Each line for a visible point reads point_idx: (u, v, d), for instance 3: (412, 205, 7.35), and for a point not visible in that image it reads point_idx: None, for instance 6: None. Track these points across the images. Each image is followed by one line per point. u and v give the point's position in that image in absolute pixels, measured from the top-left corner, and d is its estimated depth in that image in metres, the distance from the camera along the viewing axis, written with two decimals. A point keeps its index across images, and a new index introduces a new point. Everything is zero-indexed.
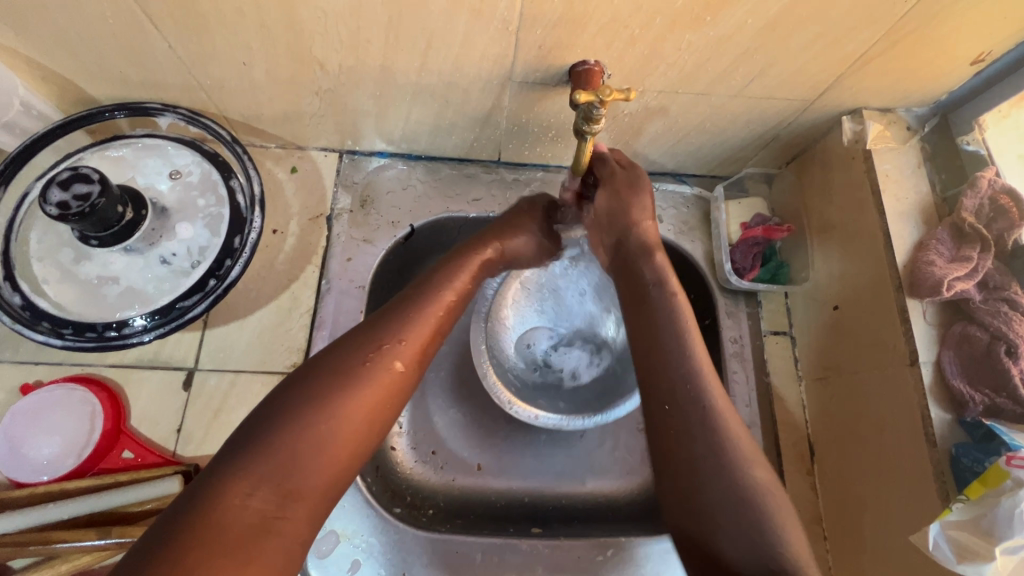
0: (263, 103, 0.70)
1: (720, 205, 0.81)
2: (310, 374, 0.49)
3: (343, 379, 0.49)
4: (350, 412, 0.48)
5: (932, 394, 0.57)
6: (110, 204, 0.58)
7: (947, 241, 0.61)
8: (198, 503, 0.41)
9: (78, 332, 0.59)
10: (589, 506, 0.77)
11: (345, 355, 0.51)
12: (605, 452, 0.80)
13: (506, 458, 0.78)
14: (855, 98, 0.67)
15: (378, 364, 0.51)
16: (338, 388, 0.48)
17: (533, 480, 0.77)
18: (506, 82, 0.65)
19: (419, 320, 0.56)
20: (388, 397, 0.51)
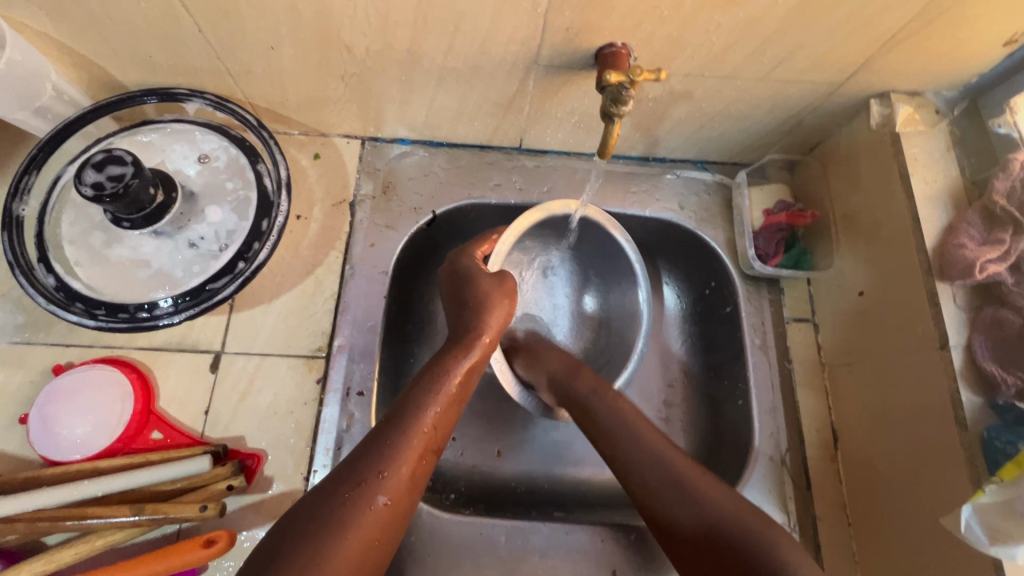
0: (289, 88, 0.70)
1: (742, 191, 0.81)
2: (299, 518, 0.46)
3: (340, 513, 0.46)
4: (342, 557, 0.44)
5: (961, 376, 0.57)
6: (143, 186, 0.58)
7: (978, 224, 0.60)
8: None
9: (111, 312, 0.60)
10: (610, 492, 0.77)
11: (330, 492, 0.47)
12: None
13: (526, 444, 0.79)
14: (883, 81, 0.67)
15: (369, 495, 0.48)
16: (336, 520, 0.46)
17: (553, 467, 0.78)
18: (532, 66, 0.65)
19: (409, 439, 0.52)
20: (390, 518, 0.49)
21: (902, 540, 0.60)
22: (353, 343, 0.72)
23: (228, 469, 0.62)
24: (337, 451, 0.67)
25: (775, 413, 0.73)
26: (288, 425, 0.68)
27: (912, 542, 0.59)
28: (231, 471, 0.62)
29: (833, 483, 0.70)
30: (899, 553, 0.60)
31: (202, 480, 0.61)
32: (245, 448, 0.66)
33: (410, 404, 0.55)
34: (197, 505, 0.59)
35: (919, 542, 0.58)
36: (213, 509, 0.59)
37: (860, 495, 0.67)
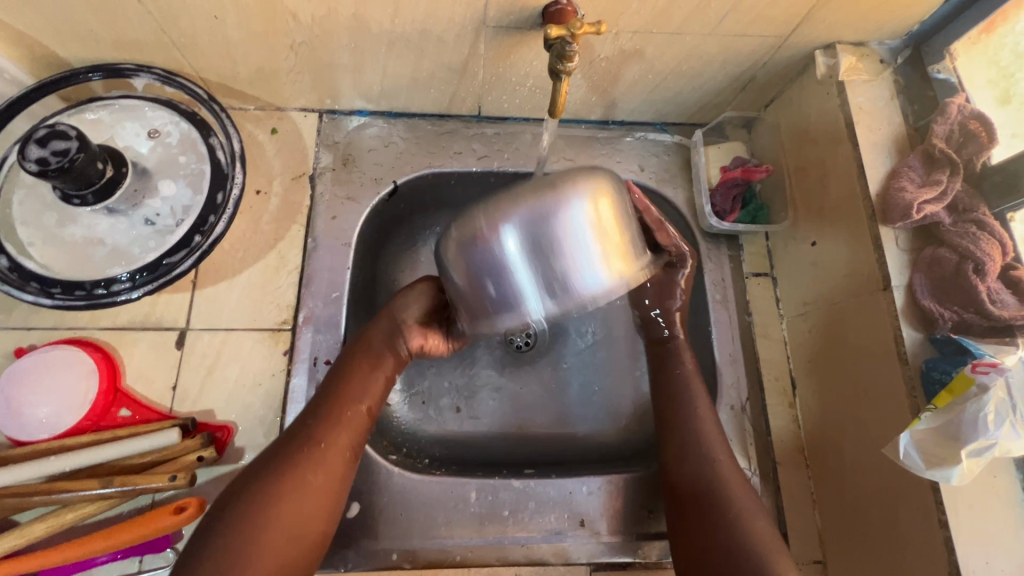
0: (238, 59, 0.69)
1: (699, 149, 0.82)
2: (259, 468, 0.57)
3: (261, 501, 0.54)
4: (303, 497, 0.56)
5: (903, 315, 0.59)
6: (89, 161, 0.58)
7: (918, 168, 0.62)
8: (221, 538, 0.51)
9: (67, 290, 0.60)
10: (581, 449, 0.79)
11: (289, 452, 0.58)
12: (596, 398, 0.82)
13: (498, 407, 0.80)
14: (827, 34, 0.68)
15: (315, 441, 0.59)
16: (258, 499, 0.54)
17: (526, 427, 0.80)
18: (481, 27, 0.65)
19: (345, 398, 0.62)
20: (327, 474, 0.58)
21: (854, 475, 0.63)
22: (318, 315, 0.72)
23: (198, 441, 0.63)
24: None
25: (735, 363, 0.75)
26: (257, 397, 0.68)
27: (863, 476, 0.62)
28: (201, 443, 0.63)
29: (793, 427, 0.73)
30: (852, 489, 0.63)
31: (172, 453, 0.62)
32: (215, 420, 0.67)
33: (320, 405, 0.61)
34: (166, 475, 0.59)
35: (869, 475, 0.61)
36: (182, 478, 0.59)
37: (816, 436, 0.70)
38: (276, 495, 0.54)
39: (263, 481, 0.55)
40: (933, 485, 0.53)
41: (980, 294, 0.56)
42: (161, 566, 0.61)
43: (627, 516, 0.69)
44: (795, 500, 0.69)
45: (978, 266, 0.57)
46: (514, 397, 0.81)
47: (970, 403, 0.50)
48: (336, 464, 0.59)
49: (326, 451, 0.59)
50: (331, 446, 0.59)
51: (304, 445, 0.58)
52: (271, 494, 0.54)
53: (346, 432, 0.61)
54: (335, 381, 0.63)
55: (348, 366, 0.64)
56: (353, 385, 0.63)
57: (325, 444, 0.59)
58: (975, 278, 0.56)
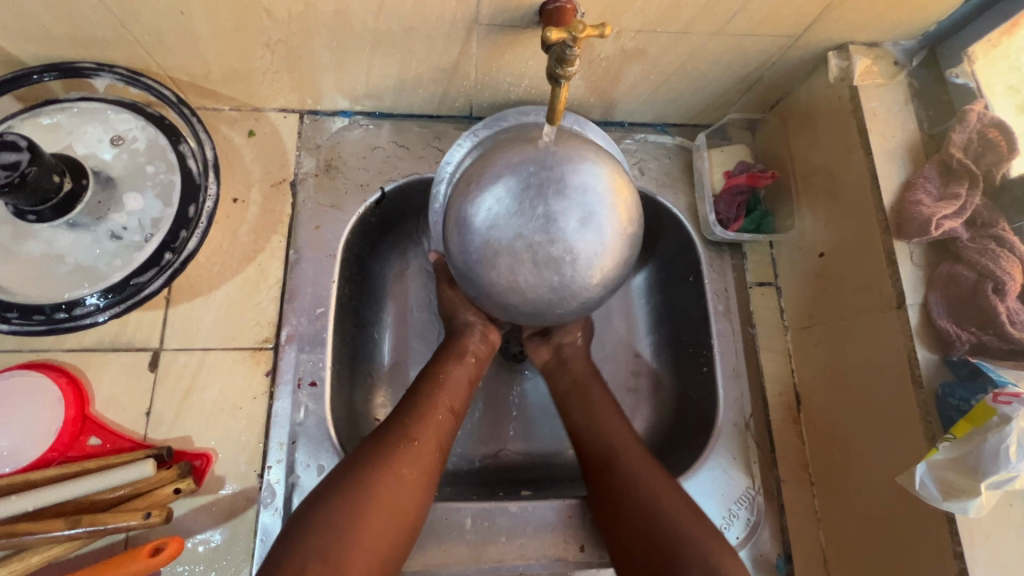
0: (209, 58, 0.64)
1: (702, 153, 0.78)
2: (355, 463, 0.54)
3: (358, 500, 0.50)
4: (397, 490, 0.52)
5: (918, 336, 0.56)
6: (44, 173, 0.53)
7: (934, 179, 0.59)
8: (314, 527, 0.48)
9: (25, 315, 0.56)
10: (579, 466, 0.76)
11: (383, 444, 0.55)
12: None
13: (493, 423, 0.77)
14: (840, 34, 0.64)
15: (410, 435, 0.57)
16: (350, 495, 0.50)
17: (522, 444, 0.77)
18: (473, 25, 0.60)
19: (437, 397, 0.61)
20: (418, 472, 0.55)
21: (863, 498, 0.61)
22: (302, 332, 0.68)
23: (175, 471, 0.59)
24: (291, 444, 0.64)
25: (738, 377, 0.73)
26: (239, 421, 0.64)
27: (871, 489, 0.60)
28: (178, 473, 0.59)
29: (797, 444, 0.70)
30: (858, 508, 0.61)
31: (146, 486, 0.57)
32: (192, 448, 0.63)
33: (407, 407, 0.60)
34: (140, 513, 0.55)
35: (878, 496, 0.59)
36: (157, 515, 0.55)
37: (821, 453, 0.68)
38: (372, 488, 0.51)
39: (364, 475, 0.52)
40: (949, 518, 0.51)
41: (999, 316, 0.53)
42: None
43: None
44: (800, 519, 0.67)
45: (998, 286, 0.54)
46: (510, 412, 0.78)
47: (991, 435, 0.48)
48: (427, 463, 0.56)
49: (421, 445, 0.57)
50: (423, 443, 0.57)
51: (389, 440, 0.56)
52: (371, 484, 0.52)
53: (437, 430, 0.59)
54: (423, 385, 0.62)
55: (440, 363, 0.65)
56: (438, 386, 0.63)
57: (419, 440, 0.57)
58: (994, 299, 0.54)
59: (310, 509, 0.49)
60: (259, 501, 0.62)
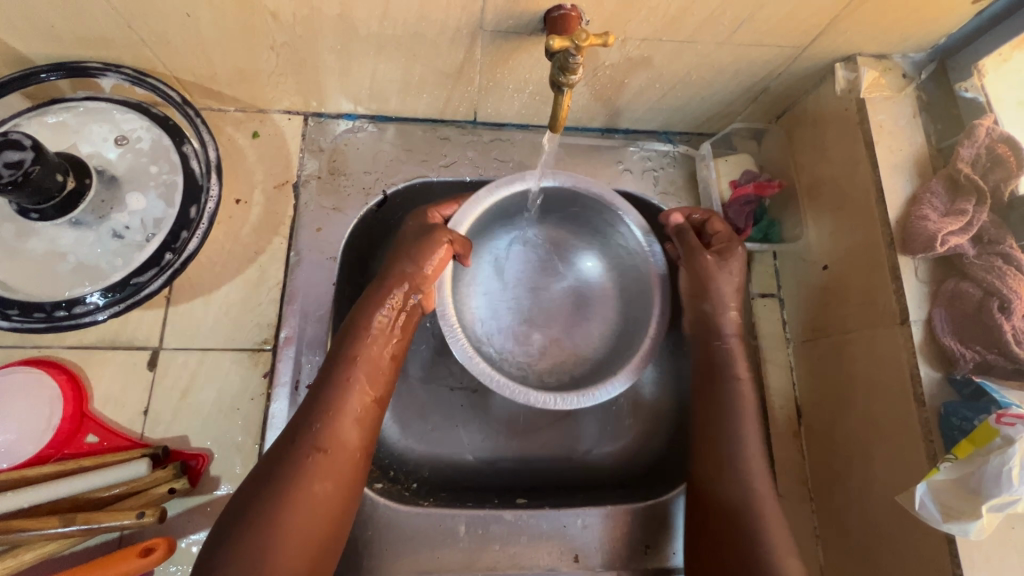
0: (214, 59, 0.64)
1: (709, 162, 0.78)
2: (264, 478, 0.52)
3: (280, 506, 0.50)
4: (309, 506, 0.51)
5: (921, 352, 0.56)
6: (47, 172, 0.53)
7: (941, 194, 0.58)
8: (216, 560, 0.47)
9: (26, 312, 0.56)
10: (576, 475, 0.76)
11: (291, 449, 0.53)
12: (594, 421, 0.78)
13: (490, 430, 0.76)
14: (846, 48, 0.64)
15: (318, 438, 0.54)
16: (268, 506, 0.50)
17: (520, 451, 0.76)
18: (477, 31, 0.60)
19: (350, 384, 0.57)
20: (347, 464, 0.54)
21: (863, 519, 0.60)
22: (300, 334, 0.68)
23: (170, 471, 0.59)
24: None
25: None
26: (235, 422, 0.64)
27: (875, 519, 0.59)
28: (173, 474, 0.59)
29: (797, 459, 0.70)
30: (856, 529, 0.61)
31: (141, 485, 0.58)
32: (188, 448, 0.63)
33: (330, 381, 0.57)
34: (134, 512, 0.55)
35: (874, 510, 0.59)
36: (151, 515, 0.55)
37: (822, 467, 0.67)
38: (283, 505, 0.50)
39: (258, 513, 0.49)
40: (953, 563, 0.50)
41: (1005, 335, 0.52)
42: None
43: (622, 551, 0.65)
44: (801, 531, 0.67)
45: (1003, 304, 0.53)
46: (509, 418, 0.77)
47: (994, 456, 0.47)
48: (355, 452, 0.55)
49: (348, 433, 0.55)
50: (336, 448, 0.54)
51: (310, 434, 0.54)
52: (276, 504, 0.50)
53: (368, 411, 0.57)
54: (341, 355, 0.58)
55: (360, 330, 0.59)
56: (362, 360, 0.58)
57: (329, 443, 0.54)
58: (1000, 317, 0.53)
59: (232, 518, 0.49)
60: None
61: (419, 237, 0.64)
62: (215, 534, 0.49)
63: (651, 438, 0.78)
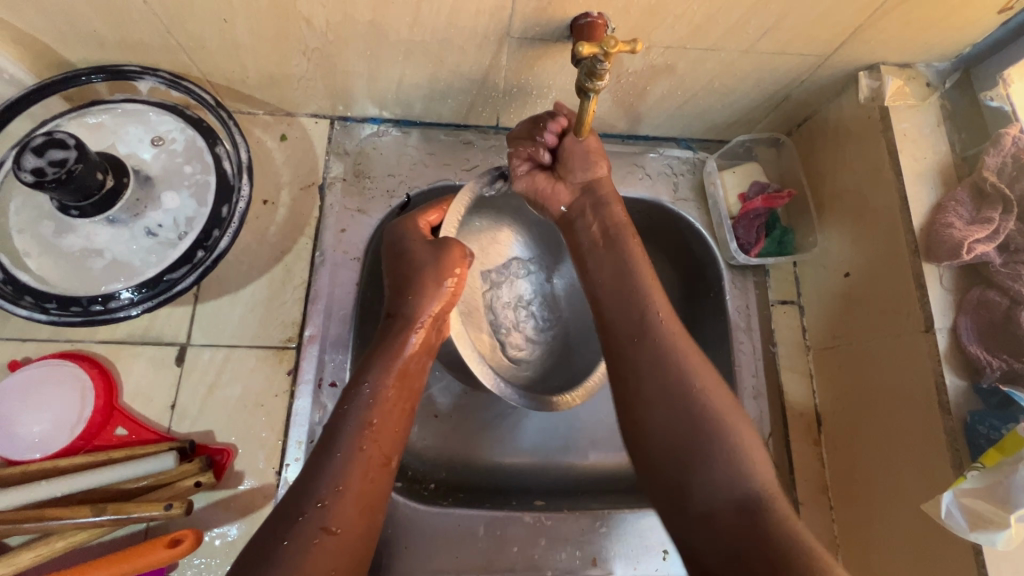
0: (248, 64, 0.66)
1: (715, 178, 0.78)
2: (276, 532, 0.48)
3: (297, 570, 0.45)
4: (325, 558, 0.47)
5: (946, 360, 0.55)
6: (89, 170, 0.55)
7: (966, 203, 0.58)
8: None
9: (63, 306, 0.57)
10: (593, 479, 0.76)
11: (303, 494, 0.50)
12: (612, 425, 0.78)
13: (507, 434, 0.77)
14: (869, 56, 0.64)
15: (327, 488, 0.50)
16: (282, 566, 0.45)
17: (537, 454, 0.76)
18: (504, 38, 0.61)
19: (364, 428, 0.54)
20: (363, 516, 0.51)
21: (884, 528, 0.60)
22: (324, 333, 0.69)
23: (196, 464, 0.60)
24: (309, 443, 0.65)
25: (758, 396, 0.72)
26: (260, 418, 0.65)
27: None
28: (199, 467, 0.60)
29: (817, 467, 0.70)
30: (878, 539, 0.60)
31: (169, 478, 0.59)
32: (213, 443, 0.64)
33: (345, 426, 0.53)
34: (162, 503, 0.56)
35: (902, 548, 0.58)
36: (178, 507, 0.56)
37: (842, 477, 0.67)
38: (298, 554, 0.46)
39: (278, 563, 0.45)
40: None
41: None
42: None
43: (639, 556, 0.65)
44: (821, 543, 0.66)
45: None
46: (526, 421, 0.77)
47: (1022, 465, 0.47)
48: (368, 503, 0.52)
49: (367, 485, 0.52)
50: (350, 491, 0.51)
51: (326, 485, 0.50)
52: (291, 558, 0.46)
53: (384, 457, 0.54)
54: (357, 395, 0.55)
55: (377, 373, 0.57)
56: (381, 405, 0.55)
57: (344, 483, 0.51)
58: None
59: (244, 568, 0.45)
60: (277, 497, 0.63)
61: (433, 263, 0.61)
62: None
63: None
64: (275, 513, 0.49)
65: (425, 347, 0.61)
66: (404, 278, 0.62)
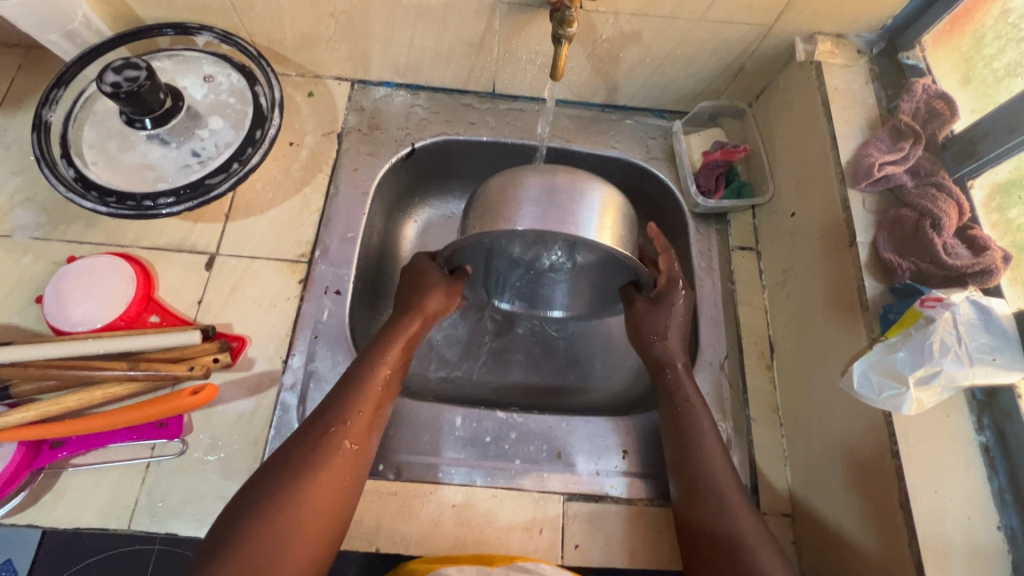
0: (285, 24, 0.80)
1: (680, 138, 0.89)
2: (281, 466, 0.58)
3: (294, 498, 0.55)
4: (318, 493, 0.56)
5: (867, 268, 0.64)
6: (153, 90, 0.68)
7: (885, 139, 0.68)
8: (246, 524, 0.53)
9: (121, 201, 0.69)
10: (564, 404, 0.84)
11: (306, 444, 0.59)
12: (585, 358, 0.88)
13: (491, 365, 0.86)
14: (805, 27, 0.76)
15: (332, 443, 0.60)
16: (288, 488, 0.56)
17: (517, 380, 0.86)
18: (496, 3, 0.74)
19: (364, 397, 0.64)
20: (345, 481, 0.59)
21: (821, 425, 0.67)
22: (332, 250, 0.80)
23: (215, 344, 0.69)
24: (315, 338, 0.74)
25: (716, 325, 0.80)
26: (273, 316, 0.75)
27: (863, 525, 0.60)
28: (219, 347, 0.70)
29: (769, 388, 0.77)
30: (817, 436, 0.68)
31: (192, 352, 0.68)
32: (232, 332, 0.74)
33: (335, 406, 0.63)
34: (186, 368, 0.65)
35: (831, 461, 0.65)
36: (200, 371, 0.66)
37: (790, 393, 0.74)
38: (296, 484, 0.56)
39: (276, 488, 0.56)
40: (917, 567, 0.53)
41: (935, 247, 0.60)
42: (170, 455, 0.67)
43: (602, 453, 0.72)
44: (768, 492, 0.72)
45: (934, 223, 0.61)
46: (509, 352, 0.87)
47: (917, 334, 0.54)
48: (354, 469, 0.60)
49: (350, 456, 0.60)
50: (349, 444, 0.61)
51: (330, 437, 0.60)
52: (290, 488, 0.56)
53: (369, 431, 0.63)
54: (365, 362, 0.67)
55: (378, 360, 0.68)
56: (378, 376, 0.66)
57: (334, 428, 0.61)
58: (932, 233, 0.61)
59: (247, 498, 0.55)
60: (281, 382, 0.72)
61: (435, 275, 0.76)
62: (241, 506, 0.55)
63: (636, 375, 0.86)
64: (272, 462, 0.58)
65: (417, 339, 0.73)
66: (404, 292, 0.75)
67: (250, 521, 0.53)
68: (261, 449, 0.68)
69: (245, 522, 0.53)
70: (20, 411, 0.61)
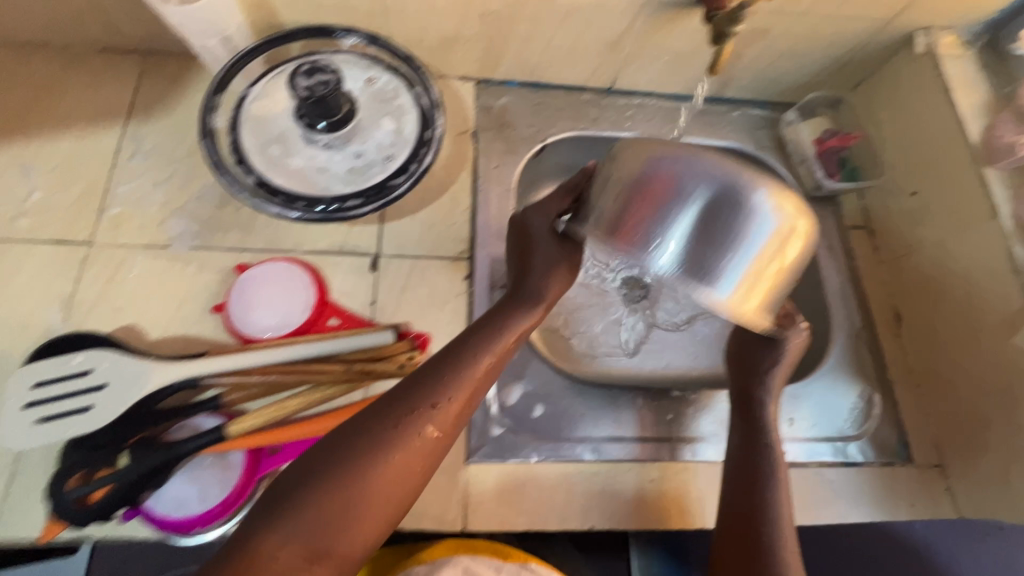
0: (429, 27, 0.81)
1: (796, 126, 0.94)
2: (345, 440, 0.52)
3: (353, 488, 0.49)
4: (376, 482, 0.50)
5: (1015, 238, 0.73)
6: (337, 93, 0.68)
7: (1010, 121, 0.76)
8: (291, 509, 0.48)
9: (309, 206, 0.69)
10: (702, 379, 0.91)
11: (381, 420, 0.53)
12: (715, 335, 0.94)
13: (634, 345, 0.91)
14: (920, 22, 0.83)
15: (416, 427, 0.53)
16: (350, 474, 0.50)
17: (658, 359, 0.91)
18: (646, 4, 0.78)
19: (461, 381, 0.56)
20: (415, 475, 0.52)
21: (970, 379, 0.76)
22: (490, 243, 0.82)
23: (407, 343, 0.69)
24: None
25: (846, 298, 0.87)
26: (446, 313, 0.77)
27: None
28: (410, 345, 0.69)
29: (901, 353, 0.84)
30: (965, 390, 0.77)
31: (387, 351, 0.68)
32: (412, 330, 0.75)
33: (426, 385, 0.55)
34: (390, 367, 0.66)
35: (986, 412, 0.74)
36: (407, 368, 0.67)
37: (925, 355, 0.82)
38: (361, 471, 0.50)
39: (337, 469, 0.50)
40: None
41: None
42: None
43: None
44: (917, 444, 0.80)
45: None
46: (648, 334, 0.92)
47: None
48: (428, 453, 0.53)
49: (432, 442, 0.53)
50: (431, 440, 0.53)
51: (394, 418, 0.53)
52: (353, 475, 0.50)
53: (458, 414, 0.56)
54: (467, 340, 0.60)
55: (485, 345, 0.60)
56: (479, 361, 0.58)
57: (420, 413, 0.54)
58: None
59: (303, 475, 0.50)
60: None
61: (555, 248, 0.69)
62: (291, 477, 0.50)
63: None
64: (340, 436, 0.52)
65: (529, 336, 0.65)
66: (526, 260, 0.69)
67: (297, 505, 0.48)
68: (464, 442, 0.70)
69: (297, 501, 0.48)
70: (252, 416, 0.60)
